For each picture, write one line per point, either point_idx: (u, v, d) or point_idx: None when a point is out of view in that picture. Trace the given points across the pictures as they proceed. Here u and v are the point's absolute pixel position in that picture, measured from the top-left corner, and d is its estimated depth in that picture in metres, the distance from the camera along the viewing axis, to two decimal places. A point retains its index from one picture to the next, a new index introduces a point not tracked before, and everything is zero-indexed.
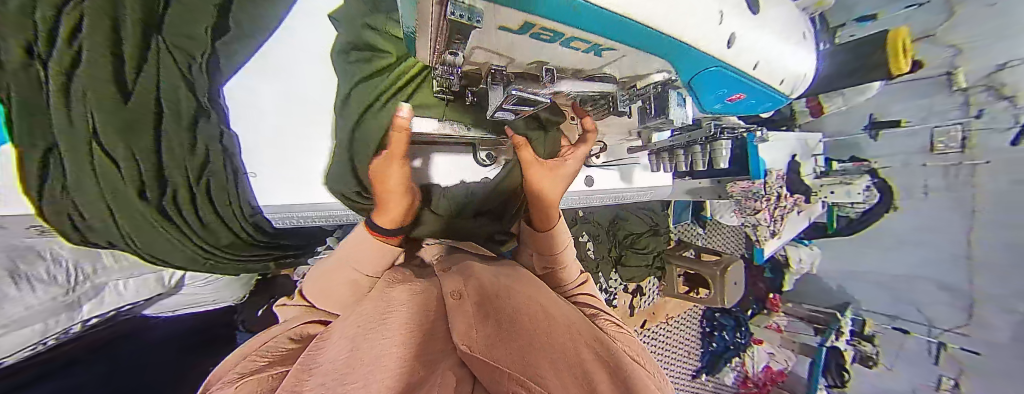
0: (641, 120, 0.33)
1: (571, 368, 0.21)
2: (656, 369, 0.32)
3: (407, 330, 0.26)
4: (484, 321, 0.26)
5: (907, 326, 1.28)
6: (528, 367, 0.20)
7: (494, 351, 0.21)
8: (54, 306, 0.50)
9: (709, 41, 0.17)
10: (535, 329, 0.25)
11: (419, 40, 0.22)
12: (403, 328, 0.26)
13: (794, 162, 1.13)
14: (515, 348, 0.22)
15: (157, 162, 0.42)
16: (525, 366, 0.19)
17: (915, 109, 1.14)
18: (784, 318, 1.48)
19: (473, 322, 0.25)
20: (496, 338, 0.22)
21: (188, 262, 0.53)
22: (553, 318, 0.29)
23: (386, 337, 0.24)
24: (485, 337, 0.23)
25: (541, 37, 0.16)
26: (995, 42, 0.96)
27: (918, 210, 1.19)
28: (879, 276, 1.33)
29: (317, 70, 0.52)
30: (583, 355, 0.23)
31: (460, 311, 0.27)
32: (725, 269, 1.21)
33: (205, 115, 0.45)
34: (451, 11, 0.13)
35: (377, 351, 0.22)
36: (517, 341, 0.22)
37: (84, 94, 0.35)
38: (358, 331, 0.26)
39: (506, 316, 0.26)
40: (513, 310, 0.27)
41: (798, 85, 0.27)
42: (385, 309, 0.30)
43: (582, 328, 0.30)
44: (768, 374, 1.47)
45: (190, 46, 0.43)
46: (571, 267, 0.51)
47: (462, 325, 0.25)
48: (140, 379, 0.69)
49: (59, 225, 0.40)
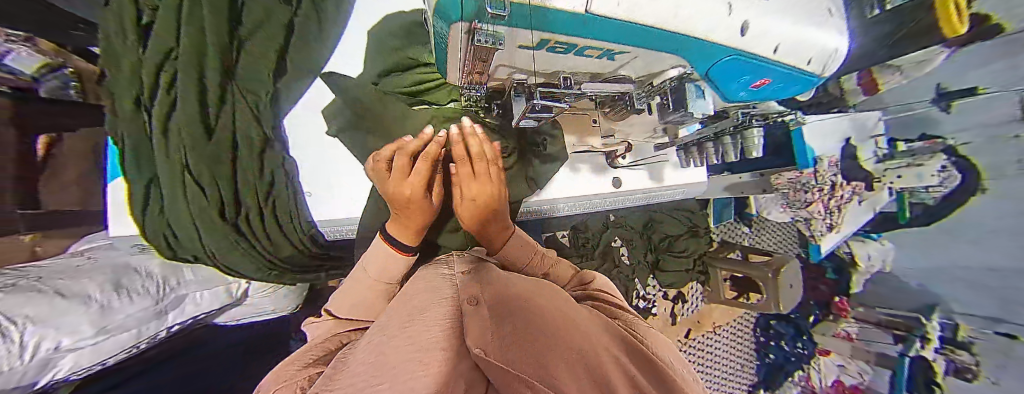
0: (660, 116, 0.32)
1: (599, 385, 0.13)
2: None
3: (422, 331, 0.23)
4: (500, 322, 0.21)
5: (1016, 330, 1.05)
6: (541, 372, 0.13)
7: (506, 350, 0.16)
8: (147, 314, 0.56)
9: (720, 32, 0.17)
10: (556, 338, 0.19)
11: (449, 65, 0.25)
12: (418, 330, 0.23)
13: (849, 145, 1.01)
14: (529, 351, 0.16)
15: (233, 186, 0.53)
16: (549, 371, 0.13)
17: (1000, 72, 0.94)
18: (854, 325, 1.26)
19: (489, 322, 0.20)
20: (511, 334, 0.18)
21: (256, 274, 0.61)
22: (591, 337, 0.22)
23: (410, 336, 0.22)
24: (503, 336, 0.17)
25: (557, 50, 0.18)
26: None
27: (1012, 191, 1.01)
28: (969, 271, 1.13)
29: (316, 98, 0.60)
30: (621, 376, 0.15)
31: (475, 311, 0.23)
32: (779, 270, 1.09)
33: (271, 145, 0.55)
34: (480, 39, 0.15)
35: (401, 349, 0.20)
36: (531, 344, 0.17)
37: (179, 130, 0.47)
38: (384, 342, 0.24)
39: (531, 320, 0.21)
40: (535, 317, 0.21)
41: (830, 63, 0.26)
42: (409, 316, 0.28)
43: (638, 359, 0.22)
44: (840, 391, 1.30)
45: (257, 87, 0.54)
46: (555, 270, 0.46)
47: (479, 322, 0.20)
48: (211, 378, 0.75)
49: (158, 242, 0.52)
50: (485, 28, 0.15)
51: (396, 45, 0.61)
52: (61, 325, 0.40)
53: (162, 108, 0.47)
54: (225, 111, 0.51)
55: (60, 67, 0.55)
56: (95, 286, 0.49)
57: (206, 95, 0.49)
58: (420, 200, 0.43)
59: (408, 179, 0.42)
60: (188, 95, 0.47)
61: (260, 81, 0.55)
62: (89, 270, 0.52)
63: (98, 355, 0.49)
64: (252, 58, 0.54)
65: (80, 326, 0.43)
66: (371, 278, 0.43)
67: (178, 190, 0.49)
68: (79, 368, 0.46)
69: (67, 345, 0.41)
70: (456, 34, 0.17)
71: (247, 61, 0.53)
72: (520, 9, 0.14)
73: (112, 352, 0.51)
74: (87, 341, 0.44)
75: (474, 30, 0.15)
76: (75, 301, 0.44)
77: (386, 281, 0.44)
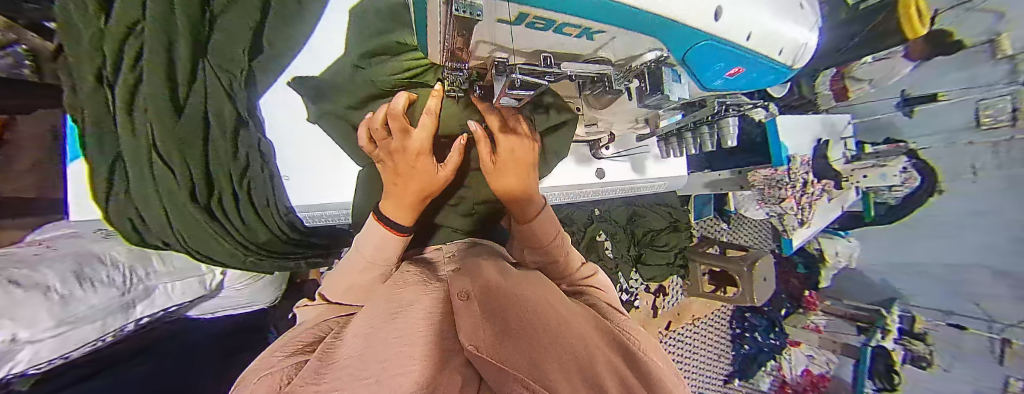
0: (637, 100, 0.33)
1: (582, 375, 0.19)
2: (672, 372, 0.32)
3: (417, 332, 0.26)
4: (493, 319, 0.26)
5: (965, 322, 1.15)
6: (535, 366, 0.18)
7: (502, 346, 0.21)
8: (114, 305, 0.54)
9: (693, 15, 0.18)
10: (543, 331, 0.25)
11: (430, 40, 0.25)
12: (412, 329, 0.27)
13: (820, 146, 1.06)
14: (523, 345, 0.21)
15: (206, 168, 0.51)
16: (530, 360, 0.19)
17: (961, 81, 1.03)
18: (822, 317, 1.34)
19: (481, 322, 0.25)
20: (502, 332, 0.23)
21: (227, 260, 0.59)
22: (564, 323, 0.29)
23: (398, 336, 0.25)
24: (491, 336, 0.23)
25: (536, 26, 0.18)
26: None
27: (970, 193, 1.09)
28: (930, 267, 1.21)
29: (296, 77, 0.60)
30: (597, 365, 0.21)
31: (467, 311, 0.28)
32: (753, 264, 1.14)
33: (245, 125, 0.54)
34: (456, 9, 0.16)
35: (389, 350, 0.23)
36: (524, 338, 0.22)
37: (147, 110, 0.44)
38: (370, 333, 0.28)
39: (514, 315, 0.26)
40: (523, 314, 0.27)
41: (800, 55, 0.27)
42: (397, 310, 0.32)
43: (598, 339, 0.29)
44: (808, 378, 1.38)
45: (231, 66, 0.52)
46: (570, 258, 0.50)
47: (468, 323, 0.25)
48: (186, 373, 0.74)
49: (123, 226, 0.50)
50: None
51: (379, 30, 0.57)
52: (17, 317, 0.37)
53: (124, 87, 0.43)
54: (196, 90, 0.49)
55: (10, 44, 0.46)
56: (56, 276, 0.47)
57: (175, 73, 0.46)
58: (426, 157, 0.45)
59: (410, 136, 0.45)
60: (154, 71, 0.44)
61: (232, 60, 0.52)
62: (48, 259, 0.50)
63: (62, 346, 0.46)
64: (225, 35, 0.51)
65: (38, 318, 0.40)
66: (365, 261, 0.43)
67: (144, 173, 0.47)
68: (39, 361, 0.43)
69: (25, 336, 0.38)
70: (436, 2, 0.17)
71: (219, 39, 0.51)
72: None
73: (76, 345, 0.49)
74: (47, 332, 0.42)
75: (452, 1, 0.16)
76: (32, 290, 0.41)
77: (383, 263, 0.43)
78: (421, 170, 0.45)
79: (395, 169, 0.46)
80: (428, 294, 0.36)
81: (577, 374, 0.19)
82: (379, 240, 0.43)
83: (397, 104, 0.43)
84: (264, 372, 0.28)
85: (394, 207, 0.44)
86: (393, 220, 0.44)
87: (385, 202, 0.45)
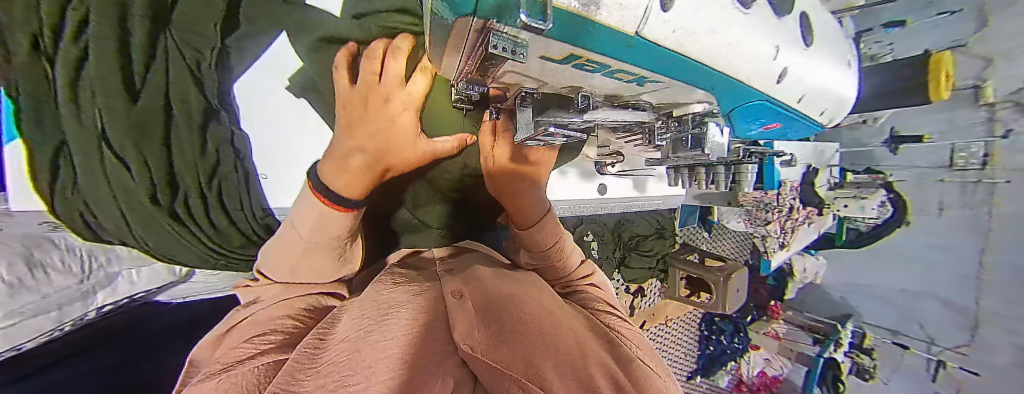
0: (674, 149, 0.31)
1: (576, 380, 0.20)
2: (657, 356, 0.35)
3: (409, 329, 0.26)
4: (487, 320, 0.26)
5: (909, 342, 1.25)
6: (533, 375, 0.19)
7: (496, 351, 0.22)
8: (70, 294, 0.57)
9: (759, 77, 0.16)
10: (538, 332, 0.25)
11: (446, 57, 0.21)
12: (404, 327, 0.26)
13: (808, 172, 1.09)
14: (518, 348, 0.22)
15: (169, 165, 0.48)
16: (529, 370, 0.20)
17: (939, 122, 1.07)
18: (782, 326, 1.44)
19: (476, 323, 0.25)
20: (497, 336, 0.23)
21: (192, 260, 0.57)
22: (560, 324, 0.29)
23: (388, 338, 0.24)
24: (488, 341, 0.23)
25: (585, 67, 0.15)
26: (1014, 67, 0.91)
27: (931, 227, 1.14)
28: (886, 291, 1.30)
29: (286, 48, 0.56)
30: (589, 367, 0.23)
31: (461, 309, 0.28)
32: (729, 275, 1.19)
33: (216, 117, 0.51)
34: (494, 45, 0.12)
35: (380, 353, 0.22)
36: (519, 341, 0.23)
37: (95, 97, 0.41)
38: (362, 334, 0.26)
39: (510, 317, 0.26)
40: (518, 314, 0.27)
41: (835, 114, 0.26)
42: (387, 310, 0.30)
43: (592, 337, 0.30)
44: (763, 379, 1.50)
45: (199, 42, 0.48)
46: (570, 257, 0.50)
47: (463, 325, 0.25)
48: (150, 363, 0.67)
49: (70, 221, 0.46)
50: (503, 30, 0.12)
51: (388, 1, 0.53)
52: None
53: (67, 72, 0.39)
54: (155, 74, 0.45)
55: None
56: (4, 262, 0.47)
57: (132, 54, 0.43)
58: (411, 112, 0.42)
59: (403, 89, 0.41)
60: (104, 54, 0.40)
61: (200, 36, 0.48)
62: None
63: (15, 337, 0.49)
64: (191, 4, 0.46)
65: None
66: (308, 236, 0.41)
67: (95, 174, 0.45)
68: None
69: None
70: (465, 29, 0.14)
71: (184, 10, 0.46)
72: (565, 15, 0.10)
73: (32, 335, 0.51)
74: None
75: (490, 31, 0.12)
76: None
77: (331, 240, 0.42)
78: (382, 136, 0.42)
79: (354, 119, 0.41)
80: (420, 291, 0.35)
81: (576, 382, 0.20)
82: (321, 218, 0.40)
83: (400, 50, 0.41)
84: (223, 373, 0.24)
85: (343, 177, 0.41)
86: (337, 193, 0.41)
87: (326, 166, 0.42)
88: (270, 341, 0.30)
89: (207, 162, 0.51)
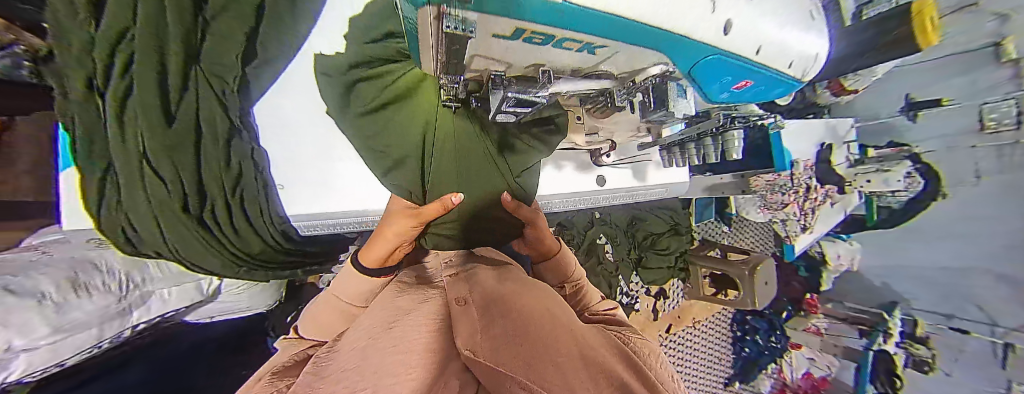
0: (643, 114, 0.35)
1: (586, 380, 0.19)
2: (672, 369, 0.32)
3: (418, 338, 0.27)
4: (490, 326, 0.27)
5: (966, 326, 1.12)
6: (529, 375, 0.19)
7: (497, 355, 0.22)
8: (109, 311, 0.55)
9: (703, 30, 0.17)
10: (545, 333, 0.25)
11: (425, 51, 0.24)
12: (414, 336, 0.27)
13: (824, 149, 1.05)
14: (517, 349, 0.22)
15: (199, 178, 0.53)
16: (529, 373, 0.19)
17: (960, 86, 1.02)
18: (823, 320, 1.31)
19: (477, 332, 0.26)
20: (496, 342, 0.24)
21: (225, 270, 0.61)
22: (563, 329, 0.27)
23: (397, 346, 0.25)
24: (490, 350, 0.23)
25: (535, 40, 0.17)
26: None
27: (972, 198, 1.06)
28: (928, 270, 1.19)
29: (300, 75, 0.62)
30: (598, 367, 0.22)
31: (465, 317, 0.29)
32: (754, 268, 1.13)
33: (238, 134, 0.55)
34: (447, 25, 0.14)
35: (389, 362, 0.23)
36: (518, 342, 0.23)
37: (136, 122, 0.46)
38: (369, 342, 0.27)
39: (513, 325, 0.26)
40: (518, 314, 0.27)
41: (811, 67, 0.27)
42: (394, 319, 0.31)
43: (604, 347, 0.28)
44: (809, 381, 1.37)
45: (223, 72, 0.54)
46: (590, 292, 0.51)
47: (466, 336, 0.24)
48: (187, 380, 0.70)
49: (116, 238, 0.51)
50: (454, 13, 0.14)
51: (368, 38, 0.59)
52: (11, 325, 0.38)
53: (115, 103, 0.45)
54: (188, 101, 0.51)
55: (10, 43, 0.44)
56: (51, 283, 0.47)
57: (168, 78, 0.49)
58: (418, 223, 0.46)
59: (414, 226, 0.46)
60: (145, 86, 0.46)
61: (226, 67, 0.54)
62: (42, 265, 0.49)
63: (57, 355, 0.46)
64: (216, 40, 0.53)
65: (34, 326, 0.41)
66: (337, 293, 0.45)
67: (135, 186, 0.49)
68: (35, 370, 0.43)
69: (20, 345, 0.39)
70: (425, 17, 0.16)
71: (211, 46, 0.52)
72: None
73: (72, 353, 0.49)
74: (43, 340, 0.42)
75: (443, 13, 0.14)
76: (24, 297, 0.41)
77: (350, 302, 0.45)
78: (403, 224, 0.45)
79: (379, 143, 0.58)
80: (427, 302, 0.35)
81: (588, 383, 0.19)
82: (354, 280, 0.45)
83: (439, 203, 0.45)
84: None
85: (366, 252, 0.45)
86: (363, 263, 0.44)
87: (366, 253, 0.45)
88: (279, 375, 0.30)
89: (230, 175, 0.55)
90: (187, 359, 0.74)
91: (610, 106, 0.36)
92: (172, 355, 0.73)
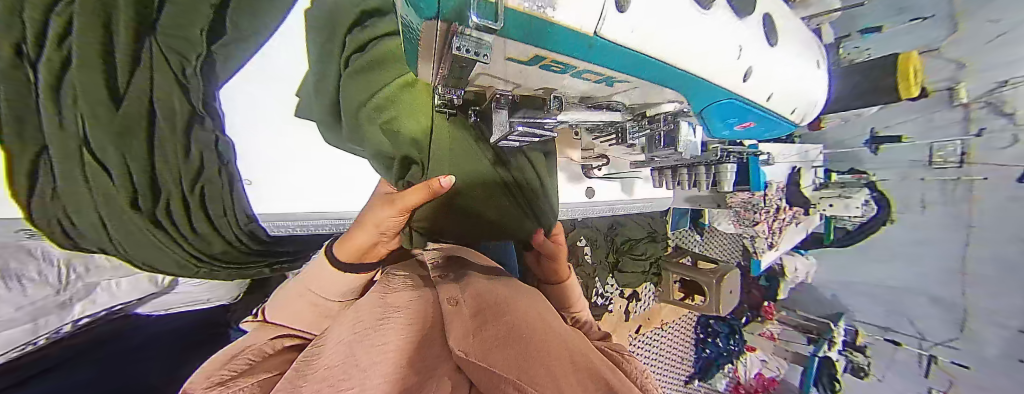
0: (650, 148, 0.37)
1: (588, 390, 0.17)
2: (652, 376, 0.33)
3: (408, 335, 0.22)
4: (483, 327, 0.22)
5: (899, 338, 1.25)
6: (530, 376, 0.16)
7: (492, 354, 0.18)
8: (44, 306, 0.50)
9: (724, 74, 0.19)
10: (543, 340, 0.22)
11: (423, 60, 0.22)
12: (405, 332, 0.22)
13: (795, 173, 1.11)
14: (516, 352, 0.19)
15: (150, 170, 0.47)
16: (532, 378, 0.16)
17: (916, 122, 1.10)
18: (777, 326, 1.41)
19: (470, 327, 0.22)
20: (500, 339, 0.20)
21: (175, 269, 0.57)
22: (558, 336, 0.25)
23: (384, 342, 0.20)
24: (488, 346, 0.19)
25: (552, 67, 0.17)
26: (1004, 56, 0.92)
27: (913, 225, 1.17)
28: (875, 287, 1.29)
29: (291, 60, 0.64)
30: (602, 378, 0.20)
31: (456, 316, 0.23)
32: (722, 277, 1.19)
33: (199, 121, 0.51)
34: (459, 48, 0.13)
35: (375, 358, 0.18)
36: (519, 346, 0.20)
37: (76, 96, 0.38)
38: (349, 339, 0.22)
39: (507, 322, 0.23)
40: (514, 318, 0.24)
41: (803, 110, 0.30)
42: (384, 313, 0.25)
43: (595, 351, 0.28)
44: (760, 382, 1.45)
45: (185, 49, 0.49)
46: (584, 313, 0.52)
47: (458, 331, 0.21)
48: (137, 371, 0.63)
49: (50, 231, 0.43)
50: (465, 33, 0.12)
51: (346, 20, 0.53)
52: None
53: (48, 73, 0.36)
54: (140, 80, 0.44)
55: None
56: None
57: (115, 44, 0.41)
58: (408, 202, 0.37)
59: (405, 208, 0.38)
60: (90, 61, 0.38)
61: (189, 42, 0.49)
62: None
63: None
64: (179, 9, 0.46)
65: None
66: (314, 286, 0.37)
67: (74, 178, 0.41)
68: None
69: None
70: (429, 30, 0.15)
71: (172, 13, 0.46)
72: (516, 17, 0.11)
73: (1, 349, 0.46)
74: None
75: (453, 31, 0.12)
76: None
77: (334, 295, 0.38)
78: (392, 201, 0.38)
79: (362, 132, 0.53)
80: (415, 292, 0.31)
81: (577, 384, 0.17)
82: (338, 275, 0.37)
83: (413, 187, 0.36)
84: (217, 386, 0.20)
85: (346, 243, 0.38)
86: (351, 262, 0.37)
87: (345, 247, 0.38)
88: (228, 381, 0.22)
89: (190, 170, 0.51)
90: (153, 348, 0.67)
91: (623, 140, 0.38)
92: (138, 347, 0.65)
